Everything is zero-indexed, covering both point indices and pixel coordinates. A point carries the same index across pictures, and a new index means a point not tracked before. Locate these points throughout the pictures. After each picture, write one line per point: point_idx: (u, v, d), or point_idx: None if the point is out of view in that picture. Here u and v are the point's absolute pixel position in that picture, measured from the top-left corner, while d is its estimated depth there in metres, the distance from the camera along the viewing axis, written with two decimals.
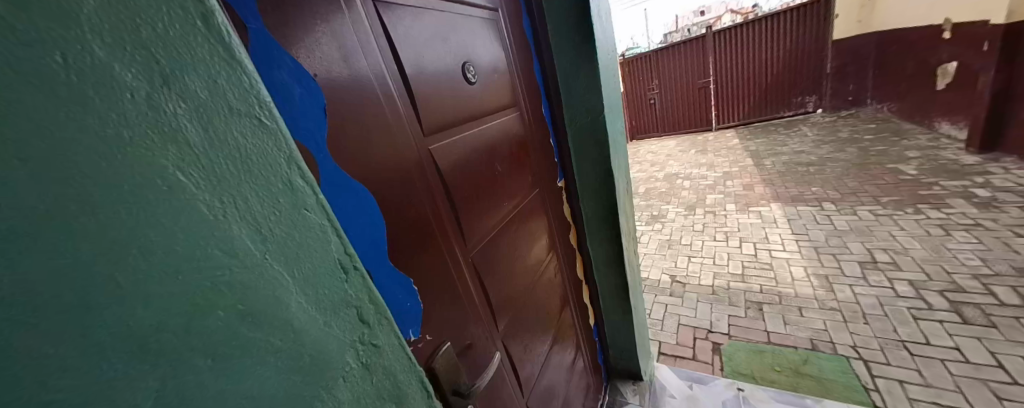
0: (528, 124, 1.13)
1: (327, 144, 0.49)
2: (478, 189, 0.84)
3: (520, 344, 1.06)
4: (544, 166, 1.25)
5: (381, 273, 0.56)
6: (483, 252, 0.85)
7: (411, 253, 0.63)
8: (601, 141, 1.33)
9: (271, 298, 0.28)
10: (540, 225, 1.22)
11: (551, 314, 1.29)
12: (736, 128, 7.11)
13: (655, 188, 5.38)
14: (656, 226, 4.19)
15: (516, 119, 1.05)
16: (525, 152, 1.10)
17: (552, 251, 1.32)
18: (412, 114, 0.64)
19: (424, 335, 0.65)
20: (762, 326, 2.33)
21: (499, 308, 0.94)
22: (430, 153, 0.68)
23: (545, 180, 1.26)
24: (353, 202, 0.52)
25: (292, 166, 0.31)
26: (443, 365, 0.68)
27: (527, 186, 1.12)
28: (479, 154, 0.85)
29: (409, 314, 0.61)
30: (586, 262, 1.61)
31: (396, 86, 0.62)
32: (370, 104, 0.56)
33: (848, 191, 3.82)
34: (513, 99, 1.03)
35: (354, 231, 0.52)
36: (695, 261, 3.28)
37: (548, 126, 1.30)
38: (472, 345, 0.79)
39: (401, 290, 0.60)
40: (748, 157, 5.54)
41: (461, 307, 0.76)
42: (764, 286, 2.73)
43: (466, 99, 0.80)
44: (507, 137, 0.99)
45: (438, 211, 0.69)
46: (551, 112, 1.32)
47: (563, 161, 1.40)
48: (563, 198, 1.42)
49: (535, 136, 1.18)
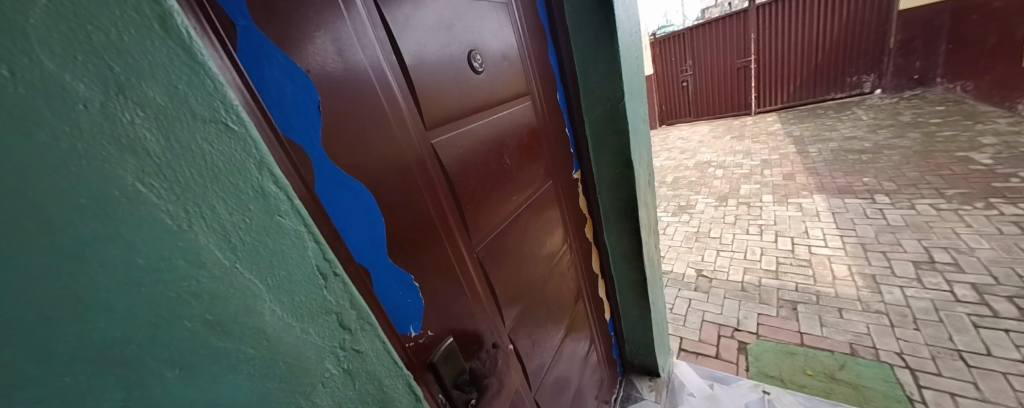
0: (540, 113, 1.08)
1: (321, 142, 0.48)
2: (485, 184, 0.81)
3: (529, 339, 1.05)
4: (558, 157, 1.20)
5: (380, 270, 0.56)
6: (489, 247, 0.84)
7: (412, 250, 0.62)
8: (621, 130, 1.26)
9: (243, 308, 0.28)
10: (553, 218, 1.18)
11: (563, 309, 1.26)
12: (778, 111, 6.58)
13: (684, 176, 5.12)
14: (684, 217, 4.01)
15: (528, 108, 1.00)
16: (537, 143, 1.06)
17: (566, 245, 1.28)
18: (412, 108, 0.63)
19: (426, 331, 0.65)
20: (795, 327, 2.19)
21: (508, 302, 0.93)
22: (432, 148, 0.67)
23: (559, 173, 1.21)
24: (349, 198, 0.51)
25: (265, 171, 0.30)
26: (444, 359, 0.68)
27: (540, 179, 1.09)
28: (486, 147, 0.82)
29: (409, 311, 0.61)
30: (603, 257, 1.55)
31: (396, 80, 0.60)
32: (366, 98, 0.55)
33: (905, 182, 3.45)
34: (526, 88, 0.99)
35: (352, 229, 0.51)
36: (724, 255, 3.12)
37: (564, 115, 1.24)
38: (477, 341, 0.79)
39: (401, 286, 0.59)
40: (790, 144, 5.12)
41: (464, 303, 0.74)
42: (800, 284, 2.55)
43: (473, 90, 0.77)
44: (517, 129, 0.95)
45: (441, 207, 0.68)
46: (566, 100, 1.25)
47: (580, 152, 1.33)
48: (578, 190, 1.35)
49: (548, 126, 1.13)
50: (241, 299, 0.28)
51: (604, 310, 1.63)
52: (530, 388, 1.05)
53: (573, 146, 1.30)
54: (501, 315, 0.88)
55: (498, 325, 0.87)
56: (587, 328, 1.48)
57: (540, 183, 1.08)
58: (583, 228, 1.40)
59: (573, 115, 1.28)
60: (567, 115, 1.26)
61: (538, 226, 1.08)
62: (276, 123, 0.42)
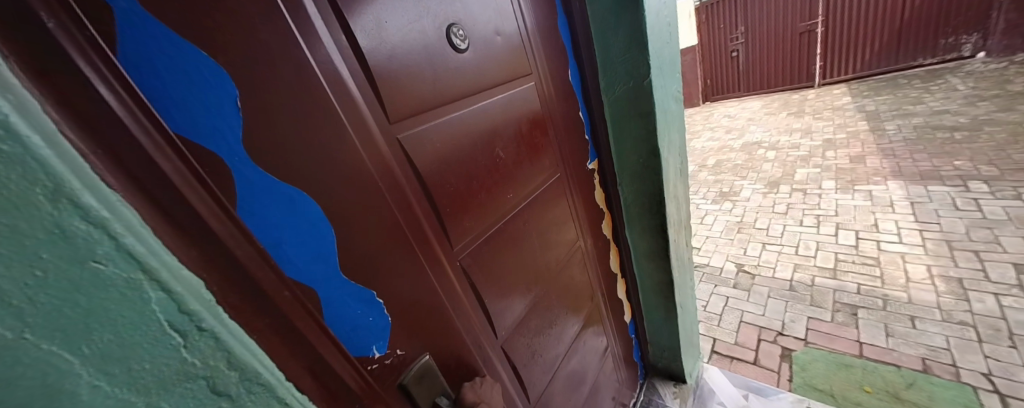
0: (545, 96, 0.94)
1: (242, 146, 0.41)
2: (470, 183, 0.71)
3: (533, 353, 0.96)
4: (568, 146, 1.05)
5: (331, 287, 0.49)
6: (477, 254, 0.75)
7: (374, 265, 0.55)
8: (646, 112, 1.09)
9: (43, 393, 0.21)
10: (563, 215, 1.05)
11: (575, 314, 1.15)
12: (848, 83, 5.71)
13: (729, 159, 4.64)
14: (726, 204, 3.64)
15: (529, 91, 0.87)
16: (540, 131, 0.93)
17: (579, 243, 1.15)
18: (369, 99, 0.53)
19: (393, 350, 0.58)
20: (853, 335, 1.91)
21: (503, 314, 0.84)
22: (399, 145, 0.58)
23: (570, 164, 1.07)
24: (284, 209, 0.45)
25: (62, 205, 0.21)
26: (416, 382, 0.61)
27: (546, 171, 0.96)
28: (471, 141, 0.71)
29: (370, 331, 0.54)
30: (623, 255, 1.40)
31: (347, 65, 0.51)
32: (305, 88, 0.46)
33: (1011, 165, 2.85)
34: (526, 68, 0.86)
35: (290, 244, 0.45)
36: (770, 249, 2.79)
37: (576, 97, 1.08)
38: (460, 359, 0.72)
39: (359, 304, 0.53)
40: (861, 121, 4.43)
41: (443, 317, 0.67)
42: (863, 286, 2.22)
43: (456, 73, 0.66)
44: (514, 117, 0.83)
45: (411, 212, 0.60)
46: (580, 78, 1.09)
47: (596, 139, 1.18)
48: (594, 182, 1.21)
49: (555, 110, 0.98)
50: (37, 381, 0.21)
51: (624, 313, 1.49)
52: (531, 401, 0.97)
53: (589, 133, 1.15)
54: (491, 329, 0.80)
55: (487, 338, 0.80)
56: (604, 333, 1.35)
57: (545, 177, 0.96)
58: (601, 224, 1.26)
59: (587, 95, 1.11)
60: (581, 96, 1.10)
61: (544, 226, 0.97)
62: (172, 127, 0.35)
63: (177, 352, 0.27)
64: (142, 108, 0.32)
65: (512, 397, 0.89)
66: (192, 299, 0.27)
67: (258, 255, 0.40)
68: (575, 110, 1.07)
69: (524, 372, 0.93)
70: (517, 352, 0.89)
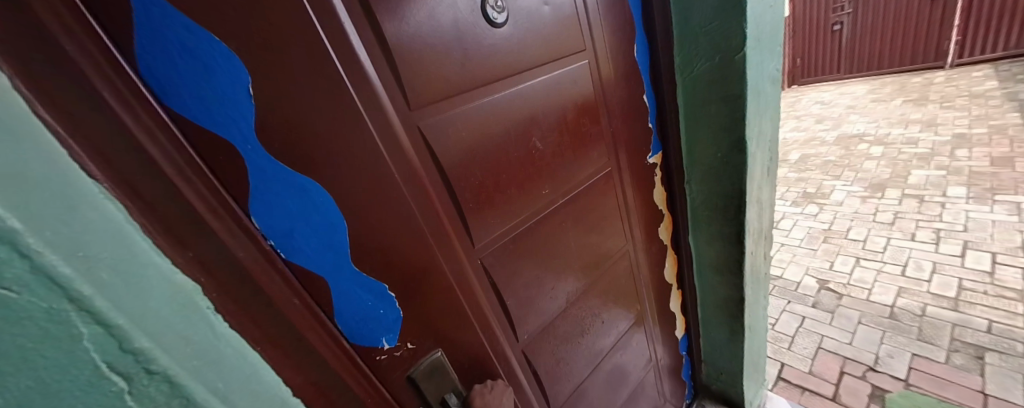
0: (600, 78, 0.79)
1: (257, 133, 0.36)
2: (499, 177, 0.62)
3: (559, 362, 0.87)
4: (625, 136, 0.90)
5: (342, 282, 0.44)
6: (501, 254, 0.67)
7: (386, 261, 0.48)
8: (731, 97, 0.89)
9: None
10: (611, 214, 0.91)
11: (615, 326, 1.02)
12: (996, 62, 4.49)
13: (818, 154, 3.94)
14: (810, 208, 3.11)
15: (580, 74, 0.74)
16: (591, 119, 0.79)
17: (627, 250, 1.00)
18: (387, 78, 0.45)
19: (404, 342, 0.53)
20: (976, 385, 1.53)
21: (527, 319, 0.76)
22: (419, 131, 0.50)
23: (627, 159, 0.91)
24: (294, 198, 0.39)
25: None
26: (426, 381, 0.56)
27: (595, 164, 0.83)
28: (504, 127, 0.61)
29: (379, 324, 0.49)
30: (681, 264, 1.21)
31: (363, 41, 0.42)
32: (314, 65, 0.39)
33: None
34: (579, 45, 0.72)
35: (301, 235, 0.40)
36: (866, 265, 2.34)
37: (642, 78, 0.91)
38: (476, 362, 0.65)
39: (373, 297, 0.48)
40: (1014, 111, 3.46)
41: (462, 321, 0.61)
42: (998, 324, 1.75)
43: (492, 49, 0.56)
44: (559, 103, 0.71)
45: (429, 206, 0.53)
46: (650, 55, 0.90)
47: (661, 129, 0.99)
48: (654, 179, 1.03)
49: (612, 95, 0.83)
50: None
51: (675, 329, 1.32)
52: None
53: (654, 121, 0.97)
54: (512, 334, 0.73)
55: (507, 342, 0.72)
56: (652, 347, 1.21)
57: (592, 171, 0.83)
58: (658, 228, 1.09)
59: (656, 75, 0.93)
60: (649, 77, 0.92)
61: (586, 225, 0.85)
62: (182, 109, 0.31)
63: (117, 397, 0.24)
64: (136, 96, 0.28)
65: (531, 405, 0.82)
66: (139, 335, 0.25)
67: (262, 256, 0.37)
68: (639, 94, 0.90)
69: (547, 380, 0.85)
70: (541, 359, 0.82)
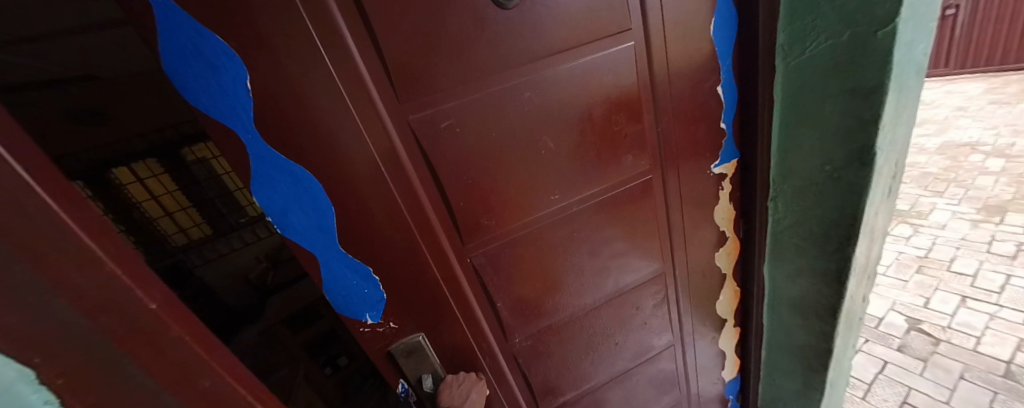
0: (651, 63, 0.68)
1: (254, 124, 0.50)
2: (493, 178, 0.67)
3: (548, 368, 0.95)
4: (679, 138, 0.77)
5: (329, 255, 0.63)
6: (489, 251, 0.75)
7: (367, 242, 0.64)
8: (856, 92, 0.65)
9: None
10: (642, 229, 0.85)
11: (628, 344, 1.00)
12: None
13: (916, 163, 3.29)
14: (898, 228, 2.62)
15: (617, 62, 0.66)
16: (629, 116, 0.72)
17: (662, 273, 0.94)
18: (379, 80, 0.53)
19: (386, 322, 0.73)
20: None
21: (515, 312, 0.84)
22: (410, 127, 0.58)
23: (673, 165, 0.79)
24: (290, 184, 0.55)
25: None
26: (399, 345, 0.76)
27: (628, 170, 0.77)
28: (503, 132, 0.64)
29: (364, 300, 0.69)
30: (744, 298, 1.02)
31: (353, 38, 0.50)
32: (303, 69, 0.49)
33: None
34: (621, 23, 0.63)
35: (294, 214, 0.58)
36: (974, 307, 1.92)
37: (721, 64, 0.72)
38: (450, 341, 0.80)
39: (352, 273, 0.66)
40: None
41: (438, 299, 0.75)
42: None
43: (495, 42, 0.57)
44: (581, 99, 0.67)
45: (417, 200, 0.64)
46: (736, 35, 0.71)
47: (739, 132, 0.80)
48: (718, 193, 0.86)
49: (665, 84, 0.71)
50: None
51: (720, 368, 1.16)
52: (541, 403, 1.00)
53: (729, 122, 0.78)
54: (496, 321, 0.84)
55: (490, 328, 0.84)
56: (687, 377, 1.14)
57: (620, 180, 0.78)
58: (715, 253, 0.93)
59: (741, 62, 0.73)
60: (730, 65, 0.73)
61: (602, 237, 0.83)
62: (201, 108, 0.47)
63: None
64: None
65: (515, 390, 0.94)
66: None
67: (148, 326, 0.28)
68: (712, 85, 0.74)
69: (533, 373, 0.94)
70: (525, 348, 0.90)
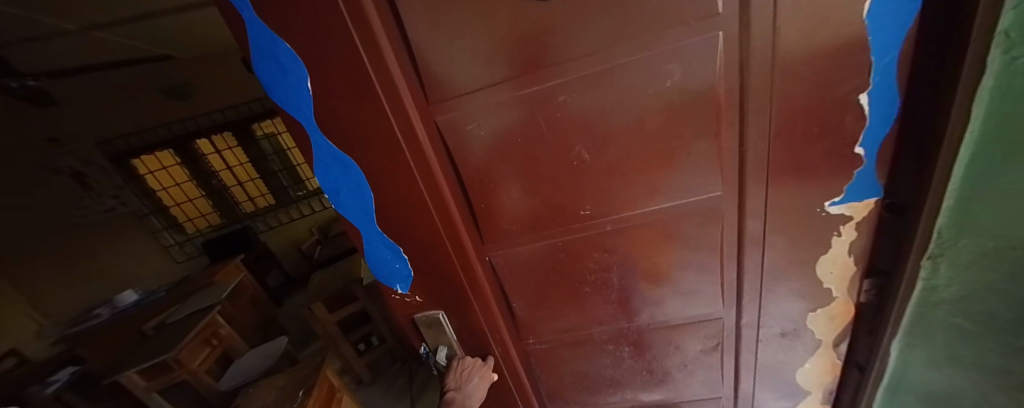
0: (745, 57, 0.53)
1: (313, 117, 0.65)
2: (513, 184, 0.71)
3: (555, 356, 1.06)
4: (780, 160, 0.61)
5: (370, 234, 0.80)
6: (504, 251, 0.83)
7: (399, 229, 0.79)
8: None
9: None
10: (709, 252, 0.76)
11: (664, 351, 1.00)
12: None
13: None
14: None
15: (696, 59, 0.53)
16: (700, 127, 0.60)
17: (721, 319, 0.89)
18: (412, 83, 0.61)
19: (411, 294, 0.92)
20: None
21: (526, 304, 0.93)
22: (436, 125, 0.65)
23: (760, 188, 0.65)
24: (338, 168, 0.71)
25: None
26: (422, 316, 0.95)
27: (700, 187, 0.67)
28: (521, 140, 0.65)
29: (396, 273, 0.88)
30: (855, 355, 0.82)
31: (386, 34, 0.56)
32: (350, 72, 0.59)
33: None
34: (705, 9, 0.49)
35: (343, 193, 0.75)
36: None
37: (875, 67, 0.50)
38: (464, 319, 0.95)
39: (389, 254, 0.84)
40: None
41: (453, 282, 0.87)
42: None
43: (529, 46, 0.55)
44: (635, 106, 0.59)
45: (439, 194, 0.73)
46: (913, 19, 0.46)
47: (885, 158, 0.58)
48: (832, 239, 0.68)
49: (766, 86, 0.54)
50: None
51: None
52: (546, 381, 1.14)
53: (872, 144, 0.57)
54: (509, 307, 0.95)
55: (499, 312, 0.96)
56: None
57: (682, 195, 0.69)
58: (810, 314, 0.78)
59: (913, 58, 0.50)
60: (895, 63, 0.50)
61: (647, 250, 0.79)
62: (280, 103, 0.64)
63: None
64: None
65: (517, 369, 1.08)
66: None
67: None
68: (848, 90, 0.52)
69: (537, 357, 1.08)
70: (535, 332, 0.99)
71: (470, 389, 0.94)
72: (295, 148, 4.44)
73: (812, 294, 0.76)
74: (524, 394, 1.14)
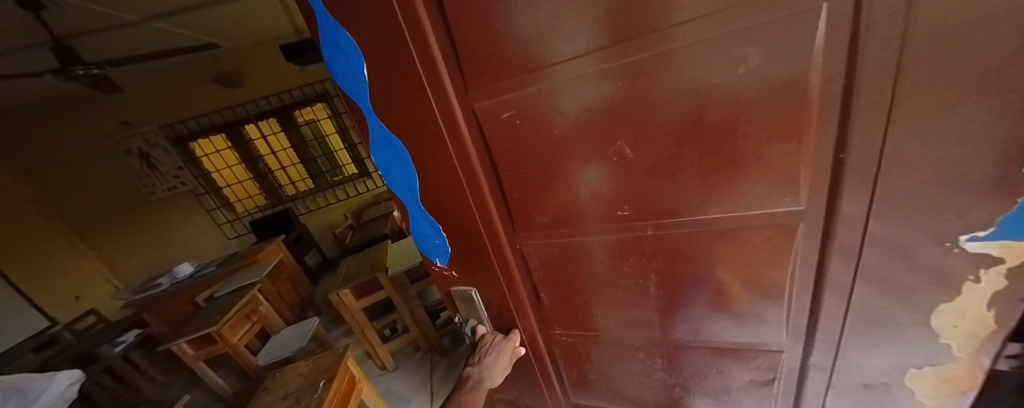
0: (862, 33, 0.36)
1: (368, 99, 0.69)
2: (547, 177, 0.65)
3: (584, 356, 1.00)
4: (900, 177, 0.43)
5: (414, 209, 0.84)
6: (537, 245, 0.78)
7: (438, 209, 0.81)
8: None
9: None
10: (777, 274, 0.60)
11: (707, 375, 0.86)
12: None
13: None
14: None
15: (791, 28, 0.38)
16: (780, 127, 0.45)
17: (780, 353, 0.73)
18: (452, 67, 0.59)
19: (448, 268, 0.95)
20: None
21: (556, 300, 0.88)
22: (473, 112, 0.63)
23: (860, 213, 0.48)
24: (387, 147, 0.75)
25: None
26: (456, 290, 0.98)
27: (773, 199, 0.51)
28: (558, 130, 0.58)
29: (435, 248, 0.90)
30: None
31: (429, 18, 0.56)
32: (397, 55, 0.60)
33: None
34: None
35: (392, 170, 0.80)
36: None
37: None
38: (495, 302, 0.95)
39: (429, 230, 0.87)
40: None
41: (485, 266, 0.87)
42: None
43: (580, 26, 0.48)
44: (694, 96, 0.47)
45: (475, 180, 0.72)
46: None
47: None
48: (965, 286, 0.48)
49: (887, 75, 0.37)
50: None
51: None
52: (573, 377, 1.09)
53: None
54: (539, 301, 0.91)
55: (528, 303, 0.93)
56: None
57: (753, 203, 0.54)
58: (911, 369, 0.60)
59: None
60: None
61: (698, 260, 0.66)
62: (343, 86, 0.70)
63: None
64: None
65: (543, 358, 1.06)
66: None
67: None
68: None
69: (565, 353, 1.02)
70: (565, 326, 0.94)
71: (488, 363, 0.95)
72: (334, 134, 4.52)
73: (918, 348, 0.57)
74: (550, 382, 1.12)
